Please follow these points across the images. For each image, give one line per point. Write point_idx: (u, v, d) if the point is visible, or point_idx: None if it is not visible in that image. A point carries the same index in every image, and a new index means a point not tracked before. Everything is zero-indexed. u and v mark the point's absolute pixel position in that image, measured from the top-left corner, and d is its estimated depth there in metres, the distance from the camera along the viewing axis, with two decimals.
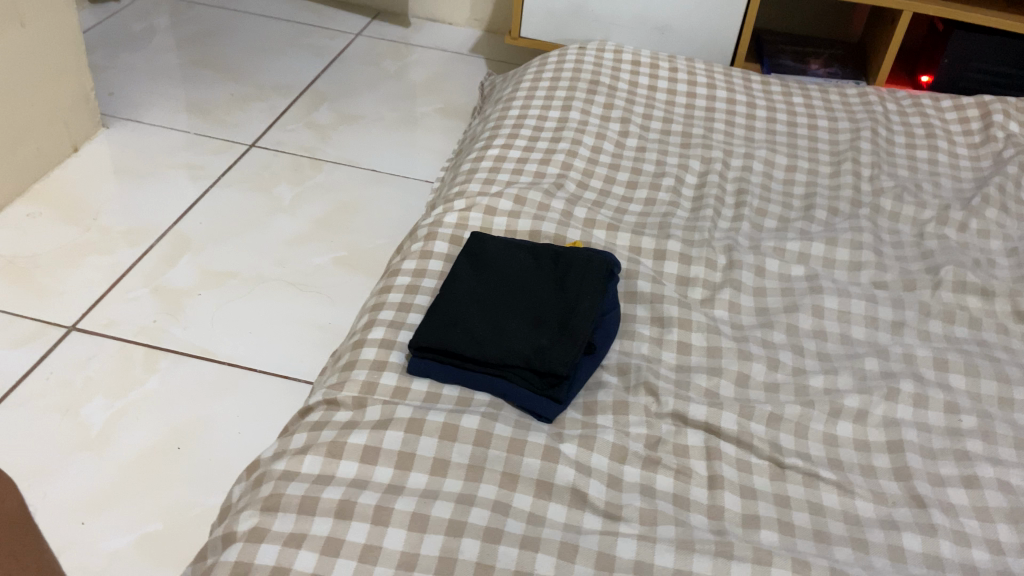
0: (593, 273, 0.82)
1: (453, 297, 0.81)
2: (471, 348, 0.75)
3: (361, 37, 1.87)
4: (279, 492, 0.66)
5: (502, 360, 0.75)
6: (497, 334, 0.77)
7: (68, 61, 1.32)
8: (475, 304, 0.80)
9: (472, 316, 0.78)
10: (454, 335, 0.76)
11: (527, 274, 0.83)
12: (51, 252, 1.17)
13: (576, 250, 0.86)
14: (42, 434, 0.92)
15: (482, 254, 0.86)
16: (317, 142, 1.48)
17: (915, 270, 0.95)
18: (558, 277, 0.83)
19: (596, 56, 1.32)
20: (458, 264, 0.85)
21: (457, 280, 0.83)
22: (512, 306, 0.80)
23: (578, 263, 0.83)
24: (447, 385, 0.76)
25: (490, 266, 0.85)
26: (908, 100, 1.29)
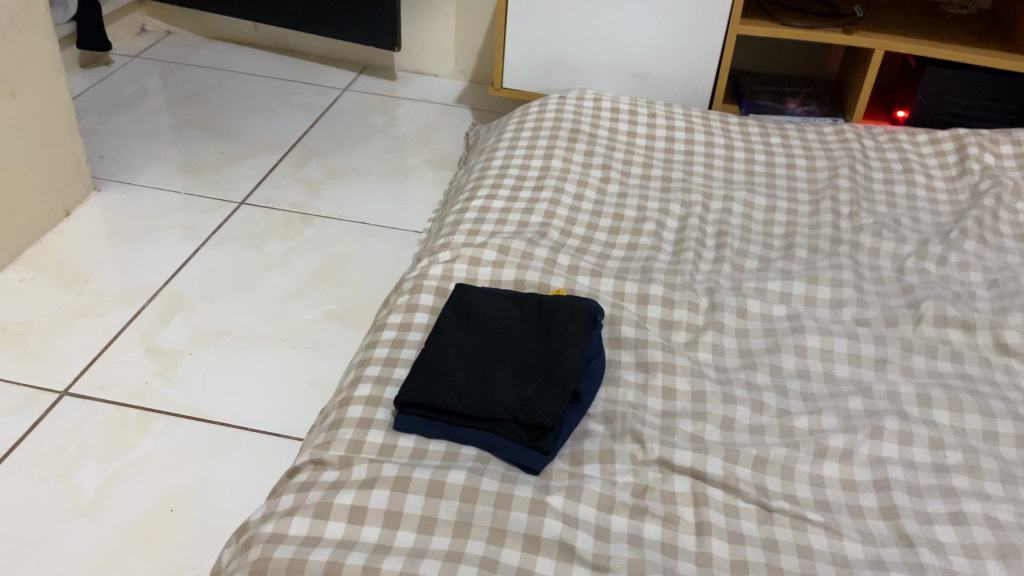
0: (578, 320, 0.83)
1: (437, 350, 0.81)
2: (457, 402, 0.76)
3: (349, 91, 1.90)
4: (267, 555, 0.67)
5: (488, 412, 0.75)
6: (482, 387, 0.77)
7: (59, 129, 1.35)
8: (459, 356, 0.81)
9: (457, 369, 0.79)
10: (438, 389, 0.77)
11: (511, 325, 0.84)
12: (45, 316, 1.18)
13: (560, 298, 0.87)
14: (36, 502, 0.92)
15: (466, 305, 0.87)
16: (307, 197, 1.50)
17: (897, 306, 0.96)
18: (542, 327, 0.84)
19: (576, 104, 1.34)
20: (442, 316, 0.86)
21: (441, 333, 0.84)
22: (497, 357, 0.81)
23: (562, 312, 0.84)
24: (433, 440, 0.77)
25: (474, 317, 0.85)
26: (884, 136, 1.31)
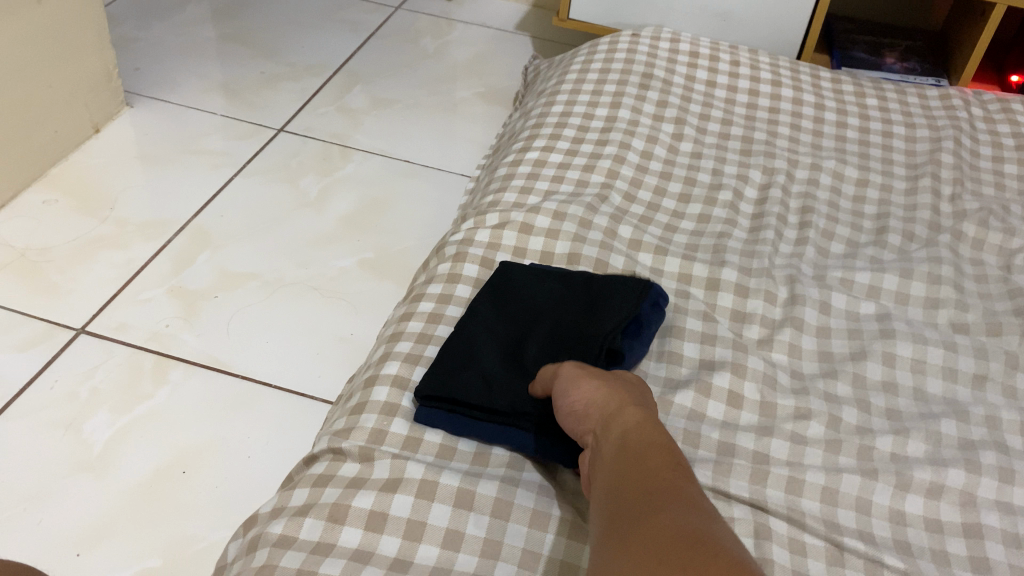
0: (629, 302, 0.72)
1: (466, 335, 0.72)
2: (478, 396, 0.67)
3: (401, 11, 1.77)
4: (273, 563, 0.59)
5: (512, 407, 0.66)
6: (510, 379, 0.68)
7: (88, 38, 1.25)
8: (490, 344, 0.72)
9: (485, 359, 0.70)
10: (458, 380, 0.68)
11: (553, 309, 0.74)
12: (65, 245, 1.11)
13: (614, 277, 0.76)
14: (42, 452, 0.87)
15: (506, 285, 0.78)
16: (349, 128, 1.40)
17: (1001, 312, 0.85)
18: (585, 308, 0.74)
19: (650, 45, 1.21)
20: (478, 296, 0.77)
21: (472, 315, 0.75)
22: (534, 345, 0.71)
23: (612, 294, 0.74)
24: (462, 439, 0.68)
25: (513, 299, 0.76)
26: (996, 105, 1.16)
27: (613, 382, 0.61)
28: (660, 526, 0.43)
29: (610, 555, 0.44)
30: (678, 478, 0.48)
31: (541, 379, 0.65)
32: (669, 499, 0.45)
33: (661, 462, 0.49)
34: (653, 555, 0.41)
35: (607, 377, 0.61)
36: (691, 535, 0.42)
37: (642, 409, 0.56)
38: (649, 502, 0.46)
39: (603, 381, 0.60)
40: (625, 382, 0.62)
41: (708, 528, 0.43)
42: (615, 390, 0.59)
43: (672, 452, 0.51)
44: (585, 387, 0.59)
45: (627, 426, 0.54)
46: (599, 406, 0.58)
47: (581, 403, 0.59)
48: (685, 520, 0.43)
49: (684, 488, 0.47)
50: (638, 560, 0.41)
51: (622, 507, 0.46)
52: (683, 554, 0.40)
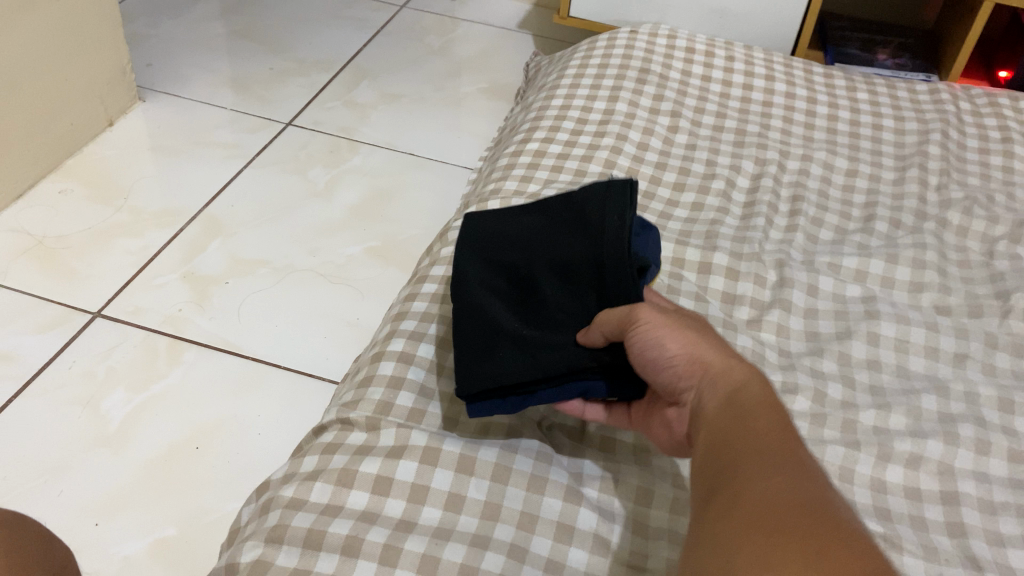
0: (615, 203, 0.68)
1: (473, 310, 0.67)
2: (528, 370, 0.62)
3: (406, 8, 1.81)
4: (285, 522, 0.63)
5: (570, 367, 0.61)
6: (548, 339, 0.63)
7: (104, 35, 1.29)
8: (504, 307, 0.67)
9: (511, 328, 0.65)
10: (499, 361, 0.63)
11: (544, 243, 0.69)
12: (82, 233, 1.15)
13: (588, 192, 0.71)
14: (62, 427, 0.91)
15: (495, 238, 0.71)
16: (356, 122, 1.44)
17: (983, 295, 0.88)
18: (584, 241, 0.67)
19: (647, 41, 1.24)
20: (460, 260, 0.70)
21: (469, 284, 0.68)
22: (547, 292, 0.66)
23: (595, 204, 0.69)
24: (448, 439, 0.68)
25: (501, 249, 0.70)
26: (983, 99, 1.19)
27: (698, 329, 0.61)
28: (783, 488, 0.47)
29: (728, 510, 0.48)
30: (790, 442, 0.51)
31: (601, 321, 0.61)
32: (786, 463, 0.49)
33: (772, 427, 0.53)
34: (781, 518, 0.45)
35: (691, 326, 0.61)
36: (816, 501, 0.46)
37: (744, 368, 0.58)
38: (770, 464, 0.49)
39: (693, 332, 0.60)
40: (700, 325, 0.63)
41: (827, 494, 0.47)
42: (706, 343, 0.60)
43: (780, 416, 0.54)
44: (678, 337, 0.59)
45: (734, 385, 0.57)
46: (697, 361, 0.59)
47: (675, 356, 0.59)
48: (809, 487, 0.47)
49: (797, 453, 0.51)
50: (765, 522, 0.45)
51: (738, 465, 0.50)
52: (812, 518, 0.45)
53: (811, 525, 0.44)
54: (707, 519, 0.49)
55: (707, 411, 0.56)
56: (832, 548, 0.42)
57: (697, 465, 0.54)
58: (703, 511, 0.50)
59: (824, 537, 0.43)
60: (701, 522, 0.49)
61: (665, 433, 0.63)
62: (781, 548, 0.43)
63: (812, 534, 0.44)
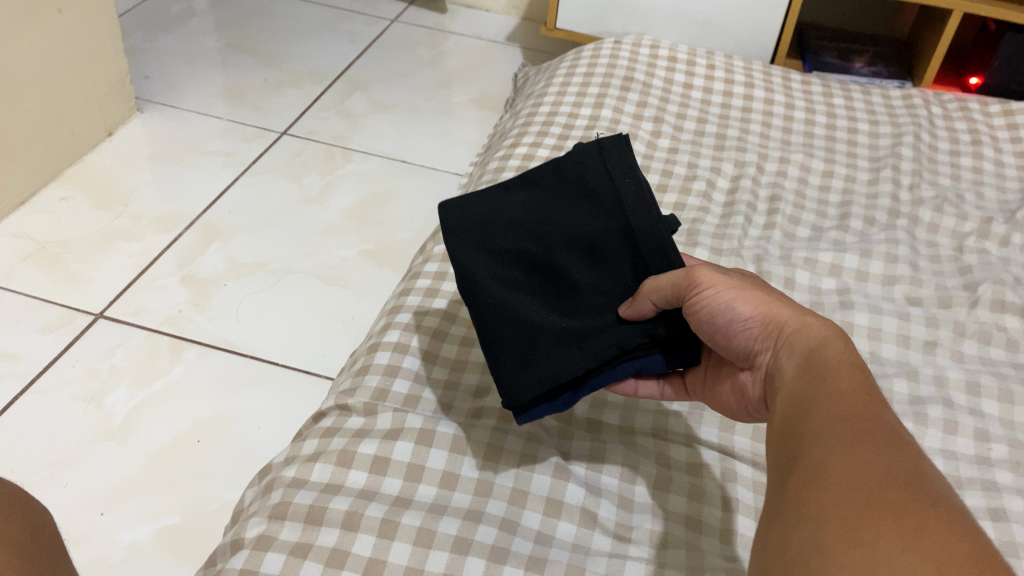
0: (612, 162, 0.64)
1: (499, 309, 0.63)
2: (582, 361, 0.61)
3: (397, 23, 1.86)
4: (287, 500, 0.66)
5: (621, 348, 0.61)
6: (590, 327, 0.62)
7: (104, 47, 1.33)
8: (529, 300, 0.64)
9: (547, 322, 0.62)
10: (547, 359, 0.61)
11: (548, 219, 0.65)
12: (83, 238, 1.18)
13: (578, 153, 0.66)
14: (68, 422, 0.94)
15: (492, 224, 0.65)
16: (350, 131, 1.48)
17: (952, 287, 0.92)
18: (603, 221, 0.63)
19: (631, 50, 1.29)
20: (462, 255, 0.65)
21: (485, 281, 0.64)
22: (571, 272, 0.64)
23: (591, 164, 0.65)
24: (442, 422, 0.72)
25: (502, 235, 0.65)
26: (954, 104, 1.24)
27: (756, 285, 0.61)
28: (871, 463, 0.45)
29: (811, 487, 0.46)
30: (879, 411, 0.49)
31: (651, 290, 0.60)
32: (876, 435, 0.47)
33: (856, 394, 0.50)
34: (867, 492, 0.43)
35: (759, 293, 0.60)
36: (907, 478, 0.43)
37: (823, 329, 0.57)
38: (857, 435, 0.47)
39: (753, 289, 0.60)
40: (757, 281, 0.63)
41: (923, 469, 0.44)
42: (769, 298, 0.60)
43: (864, 380, 0.52)
44: (740, 298, 0.59)
45: (818, 353, 0.55)
46: (766, 318, 0.59)
47: (741, 318, 0.59)
48: (901, 461, 0.45)
49: (889, 423, 0.48)
50: (850, 495, 0.43)
51: (823, 437, 0.48)
52: (902, 497, 0.42)
53: (902, 505, 0.41)
54: (788, 494, 0.47)
55: (786, 370, 0.56)
56: (923, 534, 0.40)
57: (777, 434, 0.53)
58: (786, 487, 0.48)
59: (916, 518, 0.40)
60: (782, 498, 0.48)
61: (741, 397, 0.63)
62: (867, 531, 0.41)
63: (899, 508, 0.41)
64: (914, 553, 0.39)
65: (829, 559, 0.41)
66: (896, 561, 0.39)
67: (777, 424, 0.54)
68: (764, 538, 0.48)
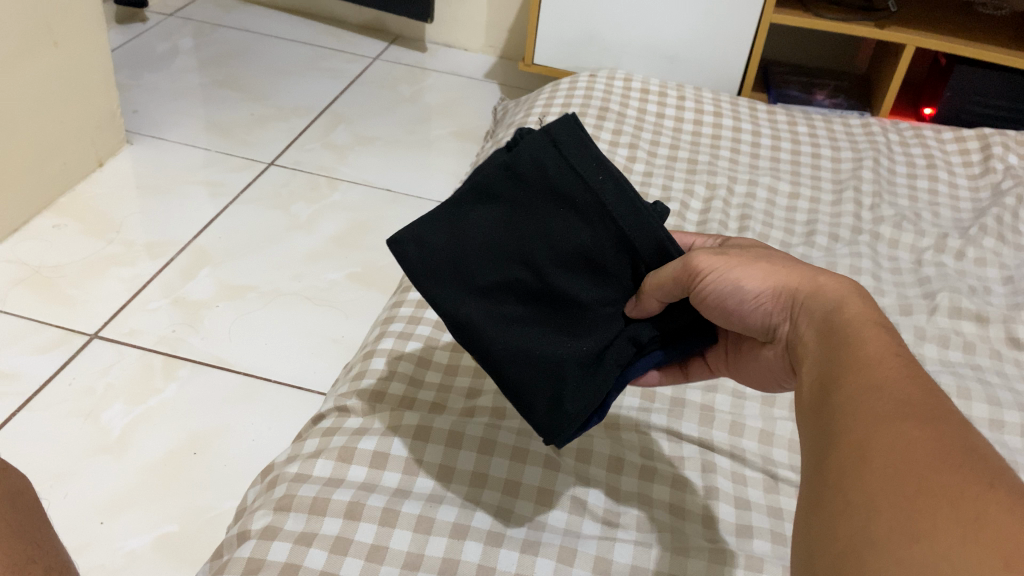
0: (575, 160, 0.66)
1: (509, 352, 0.64)
2: (611, 376, 0.65)
3: (379, 60, 1.92)
4: (292, 493, 0.69)
5: (637, 344, 0.66)
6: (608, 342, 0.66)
7: (95, 80, 1.37)
8: (536, 328, 0.65)
9: (567, 350, 0.65)
10: (579, 387, 0.64)
11: (528, 237, 0.65)
12: (76, 263, 1.21)
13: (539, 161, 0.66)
14: (65, 437, 0.96)
15: (468, 257, 0.65)
16: (335, 162, 1.53)
17: (912, 296, 0.98)
18: (592, 233, 0.65)
19: (606, 83, 1.36)
20: (448, 301, 0.64)
21: (486, 323, 0.64)
22: (573, 290, 0.66)
23: (555, 167, 0.66)
24: (437, 419, 0.75)
25: (481, 268, 0.65)
26: (910, 132, 1.32)
27: (761, 257, 0.64)
28: (918, 444, 0.42)
29: (857, 473, 0.44)
30: (920, 388, 0.47)
31: (652, 289, 0.64)
32: (919, 413, 0.45)
33: (892, 369, 0.49)
34: (917, 473, 0.41)
35: (771, 271, 0.62)
36: (960, 457, 0.41)
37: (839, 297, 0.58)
38: (901, 415, 0.45)
39: (758, 264, 0.63)
40: (766, 253, 0.65)
41: (976, 450, 0.42)
42: (776, 269, 0.62)
43: (897, 356, 0.51)
44: (747, 277, 0.62)
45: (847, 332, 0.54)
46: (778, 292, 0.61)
47: (752, 297, 0.62)
48: (948, 438, 0.43)
49: (933, 400, 0.46)
50: (898, 478, 0.41)
51: (864, 419, 0.46)
52: (959, 479, 0.40)
53: (957, 487, 0.39)
54: (828, 477, 0.46)
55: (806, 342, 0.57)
56: (984, 514, 0.37)
57: (809, 416, 0.52)
58: (826, 471, 0.46)
59: (976, 499, 0.38)
60: (822, 481, 0.46)
61: (767, 370, 0.66)
62: (925, 516, 0.38)
63: (954, 487, 0.39)
64: (974, 536, 0.36)
65: (887, 549, 0.39)
66: (956, 552, 0.36)
67: (807, 403, 0.53)
68: (805, 526, 0.46)
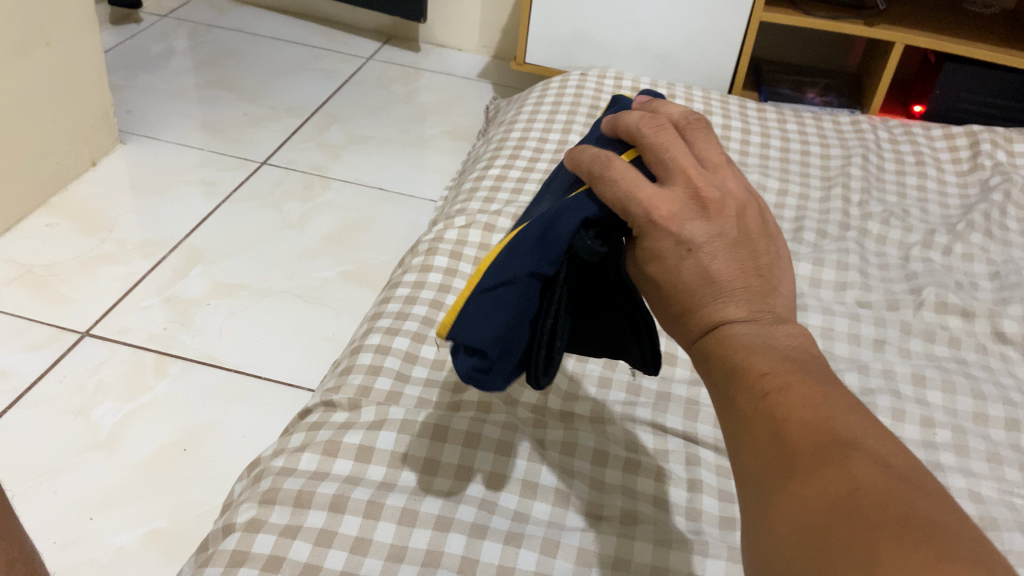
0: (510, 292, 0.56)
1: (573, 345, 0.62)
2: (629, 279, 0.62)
3: (372, 61, 1.93)
4: (277, 486, 0.69)
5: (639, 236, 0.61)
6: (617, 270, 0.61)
7: (89, 80, 1.38)
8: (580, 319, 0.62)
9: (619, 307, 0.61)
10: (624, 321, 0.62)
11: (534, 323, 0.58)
12: (68, 262, 1.22)
13: (489, 314, 0.55)
14: (55, 434, 0.96)
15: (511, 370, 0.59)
16: (328, 161, 1.53)
17: (899, 291, 0.99)
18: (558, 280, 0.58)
19: (596, 81, 1.36)
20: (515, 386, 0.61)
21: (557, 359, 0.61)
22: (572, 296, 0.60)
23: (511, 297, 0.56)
24: (423, 413, 0.76)
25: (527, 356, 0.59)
26: (900, 129, 1.33)
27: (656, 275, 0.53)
28: (808, 497, 0.40)
29: (765, 546, 0.41)
30: (801, 409, 0.44)
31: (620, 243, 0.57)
32: (802, 457, 0.42)
33: (785, 400, 0.45)
34: (820, 526, 0.39)
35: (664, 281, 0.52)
36: (843, 494, 0.39)
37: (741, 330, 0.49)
38: (789, 468, 0.42)
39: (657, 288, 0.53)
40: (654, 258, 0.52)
41: (865, 474, 0.40)
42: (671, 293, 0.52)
43: (781, 365, 0.47)
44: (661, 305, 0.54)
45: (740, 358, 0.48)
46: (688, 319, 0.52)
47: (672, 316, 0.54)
48: (842, 472, 0.40)
49: (814, 425, 0.43)
50: (803, 532, 0.39)
51: (757, 484, 0.43)
52: (849, 526, 0.38)
53: (852, 532, 0.37)
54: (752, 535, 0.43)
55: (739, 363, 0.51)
56: (876, 563, 0.35)
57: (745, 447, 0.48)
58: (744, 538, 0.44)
59: (867, 549, 0.36)
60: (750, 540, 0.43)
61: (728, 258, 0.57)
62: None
63: (856, 536, 0.37)
64: None
65: None
66: None
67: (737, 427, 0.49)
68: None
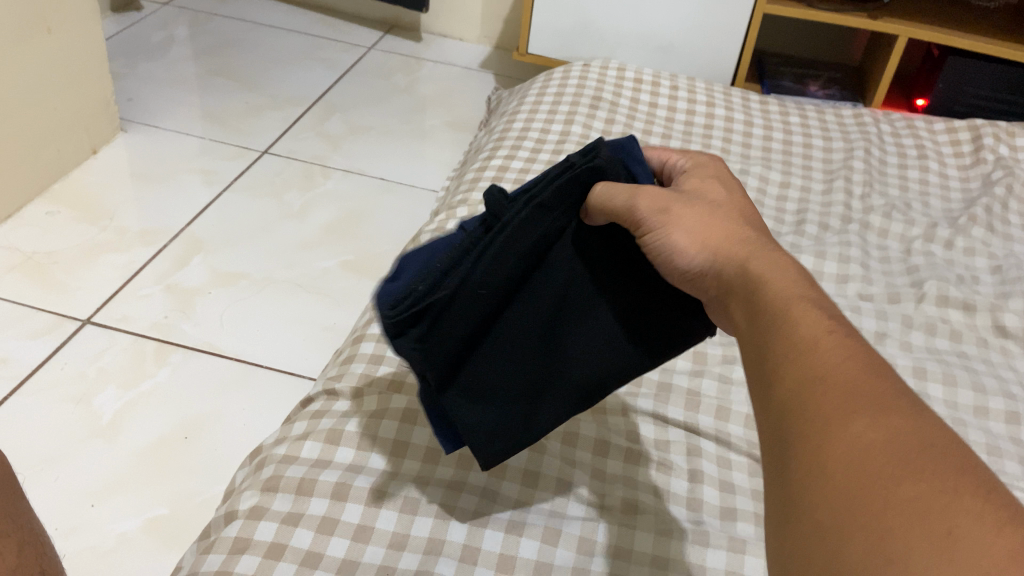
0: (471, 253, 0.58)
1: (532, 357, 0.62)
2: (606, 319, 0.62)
3: (374, 50, 1.93)
4: (279, 473, 0.69)
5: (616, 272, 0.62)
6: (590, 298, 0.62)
7: (89, 68, 1.37)
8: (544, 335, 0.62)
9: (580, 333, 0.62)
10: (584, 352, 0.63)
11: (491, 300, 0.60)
12: (69, 250, 1.21)
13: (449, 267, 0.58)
14: (56, 421, 0.96)
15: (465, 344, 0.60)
16: (329, 151, 1.53)
17: (900, 285, 0.99)
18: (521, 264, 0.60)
19: (599, 73, 1.36)
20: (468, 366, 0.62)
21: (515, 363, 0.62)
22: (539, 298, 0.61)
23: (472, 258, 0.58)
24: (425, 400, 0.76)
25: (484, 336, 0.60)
26: (902, 123, 1.33)
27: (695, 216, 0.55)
28: (865, 454, 0.37)
29: (808, 500, 0.37)
30: (850, 364, 0.41)
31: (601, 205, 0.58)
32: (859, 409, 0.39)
33: (832, 353, 0.42)
34: (885, 485, 0.35)
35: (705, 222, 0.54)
36: (907, 457, 0.36)
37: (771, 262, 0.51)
38: (843, 413, 0.39)
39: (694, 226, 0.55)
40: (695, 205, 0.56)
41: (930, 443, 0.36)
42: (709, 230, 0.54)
43: (817, 319, 0.45)
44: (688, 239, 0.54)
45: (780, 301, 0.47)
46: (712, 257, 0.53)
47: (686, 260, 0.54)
48: (905, 435, 0.37)
49: (866, 383, 0.40)
50: (861, 491, 0.35)
51: (801, 433, 0.39)
52: (918, 491, 0.34)
53: (919, 499, 0.34)
54: (787, 487, 0.39)
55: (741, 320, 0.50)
56: (956, 540, 0.32)
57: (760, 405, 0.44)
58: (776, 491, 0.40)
59: (943, 524, 0.33)
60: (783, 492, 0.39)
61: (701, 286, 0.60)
62: (888, 559, 0.32)
63: (925, 503, 0.34)
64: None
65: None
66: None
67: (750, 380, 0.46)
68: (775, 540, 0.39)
